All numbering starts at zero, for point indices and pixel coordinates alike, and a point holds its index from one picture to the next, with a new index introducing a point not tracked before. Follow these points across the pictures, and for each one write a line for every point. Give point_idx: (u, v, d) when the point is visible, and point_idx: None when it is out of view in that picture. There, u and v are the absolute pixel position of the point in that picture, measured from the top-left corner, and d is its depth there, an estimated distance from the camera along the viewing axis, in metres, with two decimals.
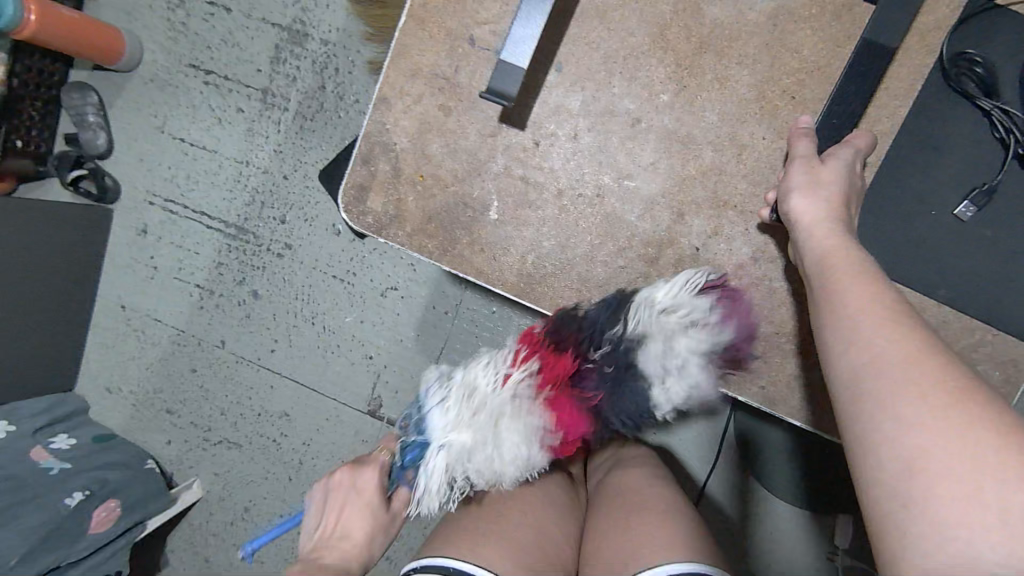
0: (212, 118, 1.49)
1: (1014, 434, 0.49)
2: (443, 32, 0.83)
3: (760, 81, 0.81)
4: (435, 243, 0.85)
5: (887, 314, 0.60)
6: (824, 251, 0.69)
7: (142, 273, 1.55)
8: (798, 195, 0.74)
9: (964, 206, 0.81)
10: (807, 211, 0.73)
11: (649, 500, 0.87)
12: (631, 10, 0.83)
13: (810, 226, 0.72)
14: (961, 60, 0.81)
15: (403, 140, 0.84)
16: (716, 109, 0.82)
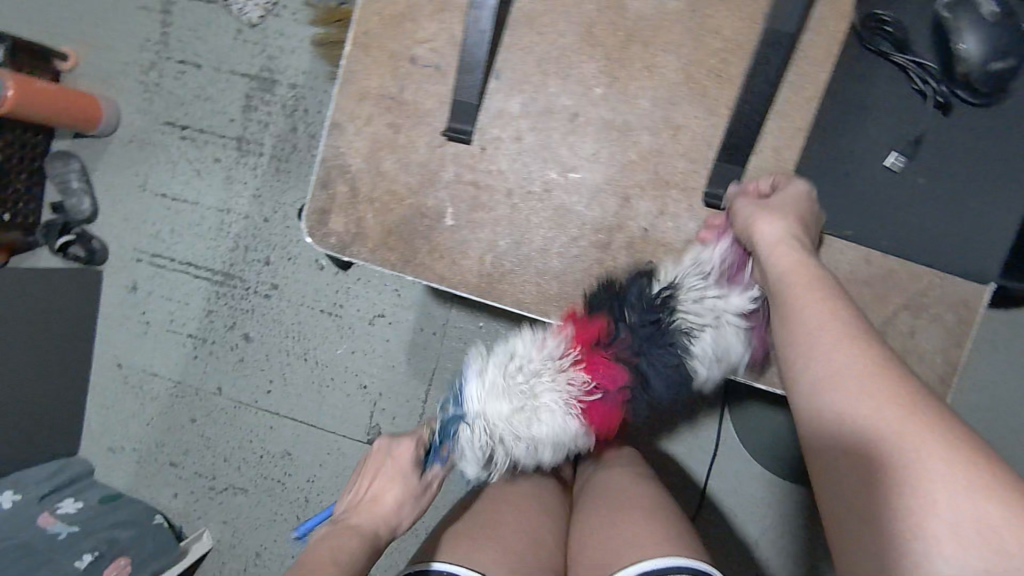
0: (192, 172, 1.53)
1: (975, 449, 0.53)
2: (385, 55, 0.76)
3: (691, 63, 0.78)
4: (398, 255, 0.77)
5: (850, 338, 0.62)
6: (787, 277, 0.68)
7: (136, 328, 1.58)
8: (773, 241, 0.70)
9: (893, 156, 0.83)
10: (777, 252, 0.69)
11: (634, 497, 0.86)
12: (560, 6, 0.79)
13: (783, 267, 0.69)
14: (871, 21, 0.83)
15: (357, 160, 0.77)
16: (652, 93, 0.78)
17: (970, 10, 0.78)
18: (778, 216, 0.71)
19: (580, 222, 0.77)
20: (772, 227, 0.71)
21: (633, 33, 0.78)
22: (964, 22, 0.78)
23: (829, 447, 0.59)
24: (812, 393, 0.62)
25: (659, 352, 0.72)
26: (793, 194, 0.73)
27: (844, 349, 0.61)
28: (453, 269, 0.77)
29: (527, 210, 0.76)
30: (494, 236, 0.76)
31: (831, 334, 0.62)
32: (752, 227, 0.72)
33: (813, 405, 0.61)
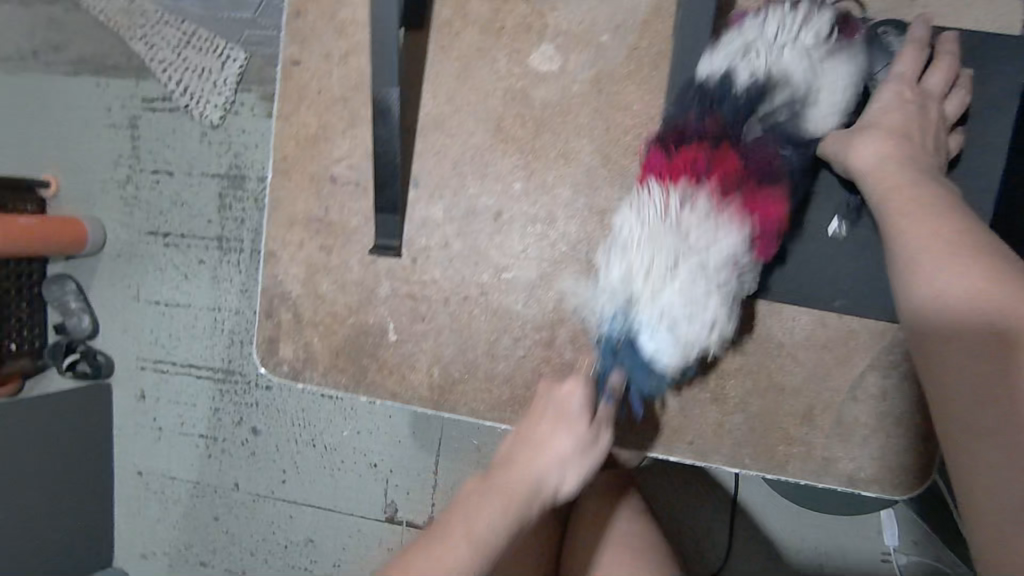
0: (180, 276, 1.56)
1: None
2: (305, 178, 0.72)
3: (638, 116, 0.64)
4: (348, 377, 0.72)
5: (988, 295, 0.45)
6: (881, 198, 0.53)
7: (149, 435, 1.60)
8: (847, 146, 0.55)
9: None
10: (860, 166, 0.54)
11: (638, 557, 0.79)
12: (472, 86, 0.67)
13: (869, 180, 0.54)
14: None
15: (296, 286, 0.73)
16: (591, 153, 0.65)
17: (883, 48, 0.60)
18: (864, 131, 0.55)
19: (521, 321, 0.67)
20: (842, 135, 0.57)
21: (546, 122, 0.65)
22: (876, 59, 0.60)
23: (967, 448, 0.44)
24: (931, 359, 0.47)
25: (757, 130, 0.57)
26: (884, 97, 0.56)
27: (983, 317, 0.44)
28: (403, 385, 0.70)
29: (468, 317, 0.68)
30: (438, 347, 0.69)
31: (966, 300, 0.45)
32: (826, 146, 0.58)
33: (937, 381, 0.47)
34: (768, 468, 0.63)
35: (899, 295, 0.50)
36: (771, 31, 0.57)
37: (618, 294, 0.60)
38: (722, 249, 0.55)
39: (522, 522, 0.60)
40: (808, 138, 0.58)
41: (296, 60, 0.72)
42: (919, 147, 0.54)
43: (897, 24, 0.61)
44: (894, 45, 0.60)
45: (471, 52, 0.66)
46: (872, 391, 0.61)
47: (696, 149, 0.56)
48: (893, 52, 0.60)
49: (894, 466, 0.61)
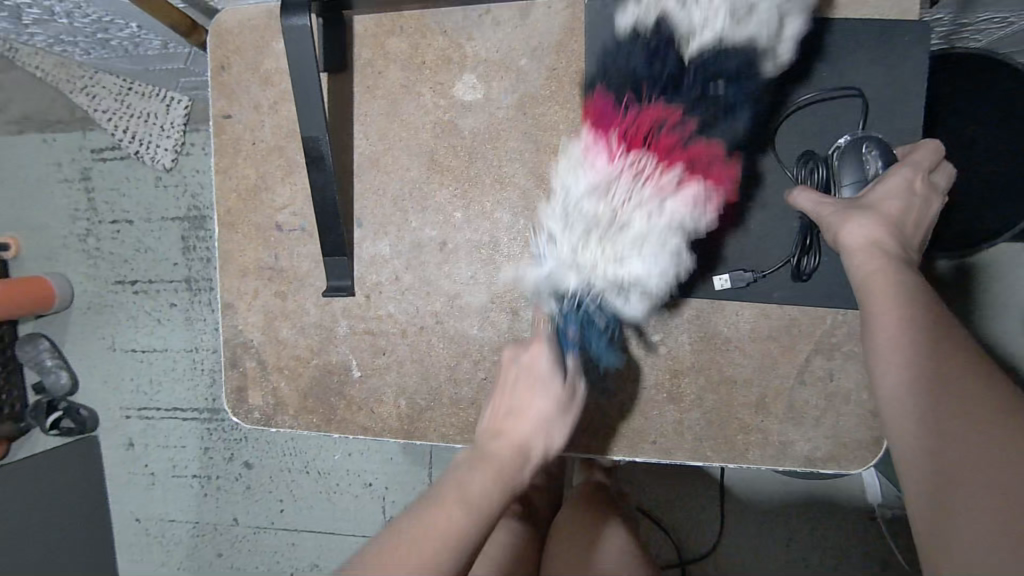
0: (153, 321, 1.55)
1: None
2: (251, 228, 0.74)
3: (564, 135, 0.65)
4: (318, 417, 0.73)
5: (975, 369, 0.44)
6: (865, 274, 0.52)
7: (143, 482, 1.61)
8: (844, 218, 0.54)
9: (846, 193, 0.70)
10: (853, 243, 0.53)
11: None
12: (401, 122, 0.69)
13: (859, 259, 0.53)
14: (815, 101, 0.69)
15: (256, 334, 0.75)
16: (524, 175, 0.66)
17: (856, 166, 0.59)
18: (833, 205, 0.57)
19: (477, 345, 0.68)
20: (817, 201, 0.58)
21: (476, 151, 0.67)
22: (844, 174, 0.59)
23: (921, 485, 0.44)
24: (916, 417, 0.45)
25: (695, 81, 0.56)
26: (894, 181, 0.55)
27: (971, 378, 0.44)
28: (372, 419, 0.72)
29: (427, 347, 0.70)
30: (401, 378, 0.71)
31: (951, 371, 0.45)
32: (809, 211, 0.58)
33: (916, 440, 0.45)
34: (730, 459, 0.65)
35: (877, 372, 0.50)
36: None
37: (571, 249, 0.60)
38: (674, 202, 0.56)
39: (511, 491, 0.54)
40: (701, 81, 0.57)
41: (227, 113, 0.73)
42: (904, 230, 0.54)
43: (885, 149, 0.58)
44: (872, 169, 0.58)
45: (396, 89, 0.68)
46: (819, 373, 0.63)
47: (650, 109, 0.56)
48: (864, 178, 0.58)
49: (849, 444, 0.63)
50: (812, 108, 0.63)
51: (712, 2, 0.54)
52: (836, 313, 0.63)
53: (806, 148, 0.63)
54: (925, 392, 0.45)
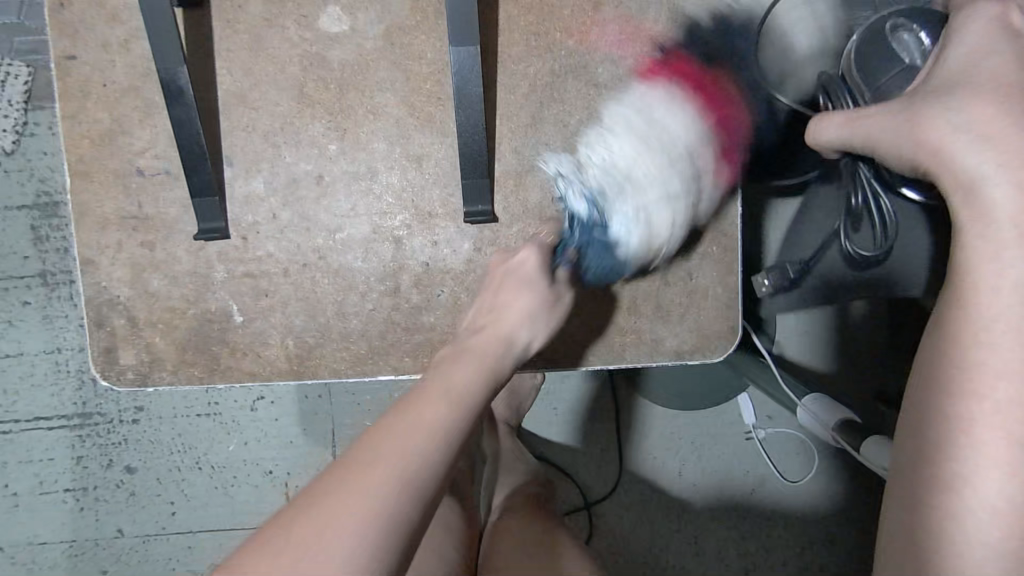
0: (2, 323, 1.37)
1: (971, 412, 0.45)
2: (109, 177, 0.70)
3: (434, 64, 0.67)
4: (200, 368, 0.70)
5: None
6: (944, 160, 0.49)
7: (3, 505, 1.41)
8: (916, 122, 0.50)
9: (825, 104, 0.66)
10: (936, 132, 0.49)
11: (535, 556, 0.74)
12: (267, 57, 0.67)
13: (934, 158, 0.49)
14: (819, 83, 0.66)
15: (124, 289, 0.70)
16: (396, 104, 0.68)
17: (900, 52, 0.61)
18: (857, 113, 0.56)
19: (362, 278, 0.69)
20: (841, 123, 0.57)
21: (346, 83, 0.68)
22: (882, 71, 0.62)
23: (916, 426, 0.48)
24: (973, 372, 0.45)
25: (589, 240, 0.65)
26: (975, 26, 0.53)
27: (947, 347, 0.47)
28: (260, 363, 0.70)
29: (310, 283, 0.69)
30: (287, 318, 0.69)
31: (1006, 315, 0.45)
32: (840, 137, 0.57)
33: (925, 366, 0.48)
34: (609, 360, 0.70)
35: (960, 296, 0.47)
36: (598, 152, 0.66)
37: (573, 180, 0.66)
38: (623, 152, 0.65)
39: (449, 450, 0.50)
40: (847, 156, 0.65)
41: (70, 55, 0.68)
42: (976, 74, 0.50)
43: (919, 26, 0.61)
44: (911, 54, 0.61)
45: (258, 23, 0.67)
46: (679, 274, 0.69)
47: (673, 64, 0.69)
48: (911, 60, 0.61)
49: (707, 336, 0.70)
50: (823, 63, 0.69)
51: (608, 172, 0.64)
52: None
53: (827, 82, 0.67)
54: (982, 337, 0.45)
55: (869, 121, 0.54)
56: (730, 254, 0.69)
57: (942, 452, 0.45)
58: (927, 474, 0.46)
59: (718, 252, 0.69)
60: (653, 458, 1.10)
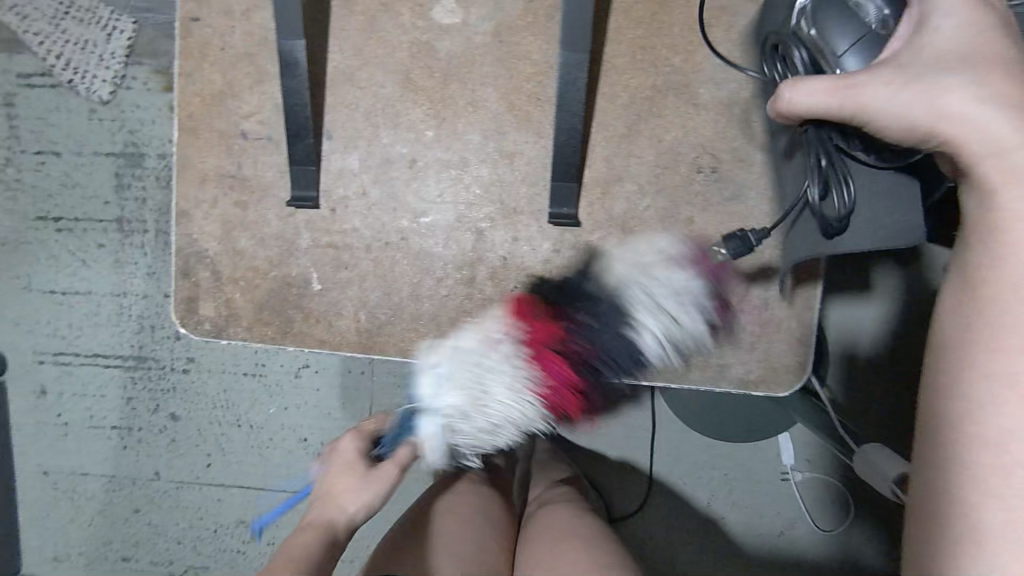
0: (76, 262, 1.44)
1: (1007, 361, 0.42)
2: (214, 135, 0.73)
3: (538, 65, 0.69)
4: (273, 330, 0.73)
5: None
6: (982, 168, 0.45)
7: (54, 433, 1.48)
8: (931, 91, 0.46)
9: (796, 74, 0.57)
10: (947, 100, 0.45)
11: (573, 539, 0.78)
12: (378, 40, 0.70)
13: (965, 129, 0.45)
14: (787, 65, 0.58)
15: (213, 244, 0.73)
16: (496, 100, 0.69)
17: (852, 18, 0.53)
18: (845, 79, 0.49)
19: (440, 263, 0.71)
20: (829, 82, 0.49)
21: (451, 73, 0.69)
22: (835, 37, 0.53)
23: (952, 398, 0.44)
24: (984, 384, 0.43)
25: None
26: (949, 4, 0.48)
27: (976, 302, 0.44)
28: (331, 332, 0.72)
29: (390, 262, 0.71)
30: (363, 292, 0.72)
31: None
32: (821, 106, 0.49)
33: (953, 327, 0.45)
34: (671, 378, 0.71)
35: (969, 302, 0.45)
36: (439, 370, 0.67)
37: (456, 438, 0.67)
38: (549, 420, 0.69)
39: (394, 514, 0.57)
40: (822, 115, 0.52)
41: (195, 17, 0.72)
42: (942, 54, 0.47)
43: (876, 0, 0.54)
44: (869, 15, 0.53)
45: (375, 7, 0.70)
46: (753, 303, 0.69)
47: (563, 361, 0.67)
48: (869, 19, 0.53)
49: (773, 368, 0.70)
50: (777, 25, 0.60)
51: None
52: (772, 246, 0.69)
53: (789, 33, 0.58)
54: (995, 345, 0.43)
55: (872, 86, 0.48)
56: (808, 289, 0.69)
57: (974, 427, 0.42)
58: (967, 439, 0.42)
59: (795, 286, 0.69)
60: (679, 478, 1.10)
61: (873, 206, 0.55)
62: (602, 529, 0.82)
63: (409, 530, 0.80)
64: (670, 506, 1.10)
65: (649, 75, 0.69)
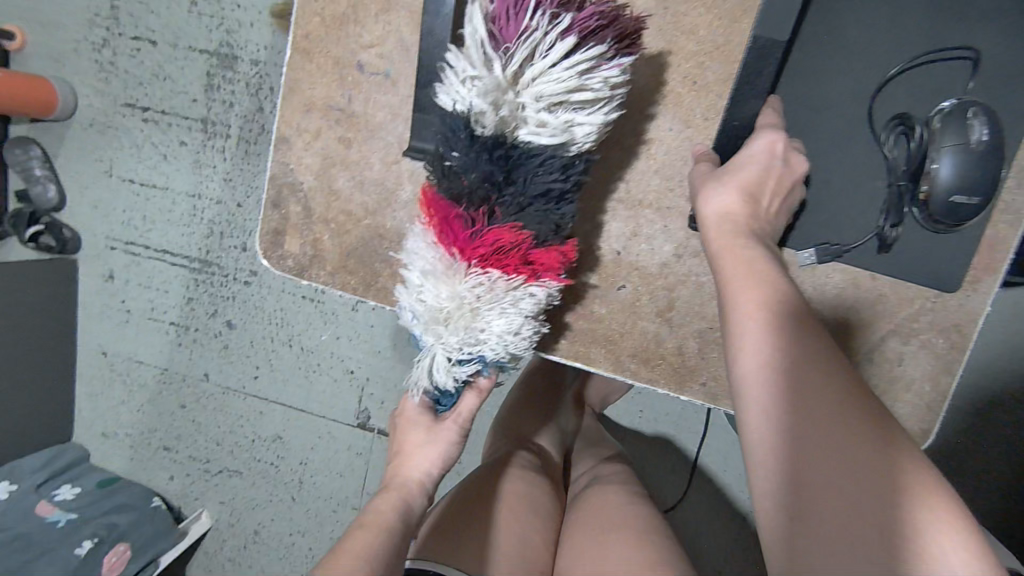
0: (158, 155, 1.42)
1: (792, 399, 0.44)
2: (329, 62, 0.67)
3: (702, 46, 0.60)
4: (357, 280, 0.69)
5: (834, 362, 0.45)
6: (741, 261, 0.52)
7: (116, 317, 1.50)
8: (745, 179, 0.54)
9: (892, 135, 0.57)
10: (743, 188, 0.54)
11: (618, 515, 0.78)
12: None
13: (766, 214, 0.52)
14: (902, 123, 0.57)
15: (309, 179, 0.69)
16: (647, 76, 0.61)
17: (961, 130, 0.54)
18: (731, 175, 0.56)
19: None
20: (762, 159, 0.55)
21: None
22: (946, 136, 0.54)
23: (789, 455, 0.43)
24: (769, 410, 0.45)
25: (535, 171, 0.56)
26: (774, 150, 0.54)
27: (767, 354, 0.47)
28: None
29: None
30: None
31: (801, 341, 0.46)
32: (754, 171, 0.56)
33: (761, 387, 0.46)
34: None
35: (733, 357, 0.49)
36: (426, 289, 0.60)
37: (442, 348, 0.60)
38: (531, 297, 0.60)
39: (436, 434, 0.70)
40: (906, 172, 0.57)
41: None
42: (762, 214, 0.56)
43: (992, 119, 0.54)
44: (974, 136, 0.54)
45: None
46: (889, 356, 0.61)
47: (500, 229, 0.57)
48: (970, 139, 0.54)
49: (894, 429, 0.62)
50: (907, 78, 0.57)
51: (562, 119, 0.55)
52: (927, 297, 0.60)
53: (902, 110, 0.57)
54: (788, 371, 0.45)
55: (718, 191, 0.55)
56: (954, 353, 0.60)
57: (805, 480, 0.42)
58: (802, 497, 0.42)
59: (942, 346, 0.61)
60: (724, 478, 1.15)
61: (931, 249, 0.59)
62: (650, 509, 0.81)
63: (461, 501, 0.83)
64: (707, 500, 1.16)
65: (835, 73, 0.58)
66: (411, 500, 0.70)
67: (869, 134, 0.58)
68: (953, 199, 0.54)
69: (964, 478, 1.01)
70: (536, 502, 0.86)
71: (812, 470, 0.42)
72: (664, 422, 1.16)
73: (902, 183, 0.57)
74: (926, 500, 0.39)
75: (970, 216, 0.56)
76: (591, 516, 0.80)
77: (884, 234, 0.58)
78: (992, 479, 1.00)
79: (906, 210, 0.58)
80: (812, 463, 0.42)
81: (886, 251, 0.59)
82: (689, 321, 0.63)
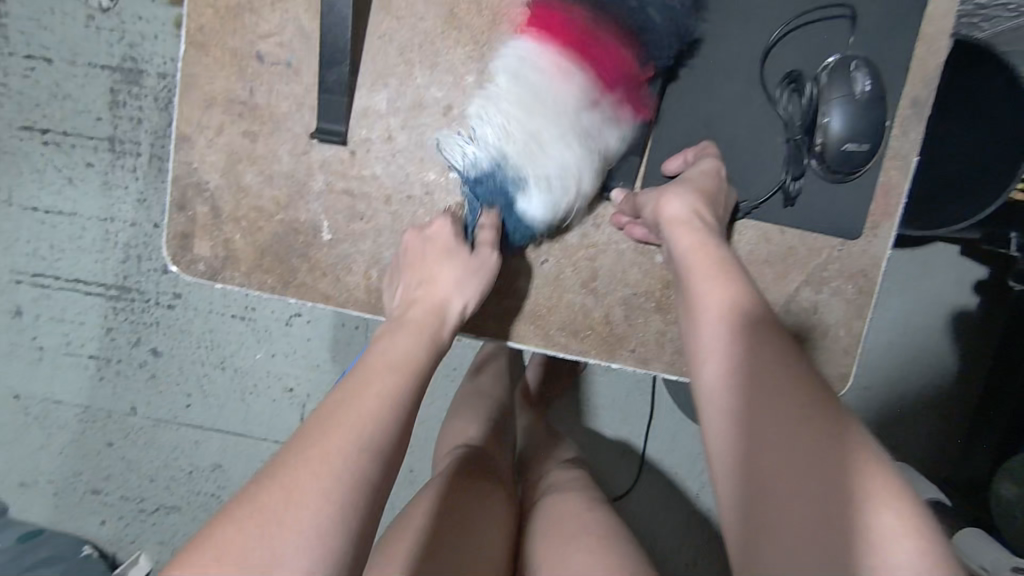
0: (62, 179, 1.29)
1: (754, 395, 0.47)
2: (226, 54, 0.65)
3: None
4: (274, 278, 0.67)
5: (796, 365, 0.48)
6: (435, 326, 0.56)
7: (26, 357, 1.35)
8: (679, 203, 0.57)
9: (785, 93, 0.61)
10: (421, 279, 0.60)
11: (581, 521, 0.73)
12: None
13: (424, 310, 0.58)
14: (792, 82, 0.60)
15: (214, 177, 0.66)
16: None
17: (845, 81, 0.57)
18: (688, 187, 0.58)
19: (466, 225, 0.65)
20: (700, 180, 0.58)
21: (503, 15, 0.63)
22: (832, 89, 0.57)
23: (753, 447, 0.46)
24: (732, 411, 0.48)
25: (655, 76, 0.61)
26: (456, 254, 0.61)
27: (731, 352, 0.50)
28: (338, 287, 0.66)
29: (409, 217, 0.65)
30: (378, 248, 0.66)
31: (767, 365, 0.48)
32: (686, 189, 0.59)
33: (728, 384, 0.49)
34: None
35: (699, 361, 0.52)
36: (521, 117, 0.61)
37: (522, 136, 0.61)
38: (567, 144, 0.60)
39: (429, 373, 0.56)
40: (805, 125, 0.60)
41: None
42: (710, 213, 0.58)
43: (873, 70, 0.58)
44: (858, 87, 0.57)
45: None
46: (803, 305, 0.64)
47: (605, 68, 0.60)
48: (854, 90, 0.57)
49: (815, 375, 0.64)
50: (794, 37, 0.61)
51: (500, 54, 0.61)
52: (833, 245, 0.63)
53: (792, 70, 0.61)
54: (751, 385, 0.48)
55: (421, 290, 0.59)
56: (863, 296, 0.63)
57: (766, 471, 0.44)
58: (767, 486, 0.44)
59: (852, 292, 0.64)
60: (673, 459, 1.16)
61: (832, 198, 0.62)
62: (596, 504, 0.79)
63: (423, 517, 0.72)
64: (661, 485, 1.16)
65: (727, 39, 0.62)
66: (447, 326, 0.58)
67: (764, 93, 0.62)
68: (846, 148, 0.57)
69: (888, 430, 1.07)
70: (498, 517, 0.77)
71: (773, 460, 0.44)
72: (611, 407, 1.15)
73: (800, 135, 0.60)
74: (875, 484, 0.43)
75: (862, 163, 0.59)
76: (549, 521, 0.75)
77: (788, 189, 0.62)
78: (914, 429, 1.06)
79: (806, 162, 0.61)
80: (773, 452, 0.45)
81: (792, 205, 0.62)
82: (613, 289, 0.65)
